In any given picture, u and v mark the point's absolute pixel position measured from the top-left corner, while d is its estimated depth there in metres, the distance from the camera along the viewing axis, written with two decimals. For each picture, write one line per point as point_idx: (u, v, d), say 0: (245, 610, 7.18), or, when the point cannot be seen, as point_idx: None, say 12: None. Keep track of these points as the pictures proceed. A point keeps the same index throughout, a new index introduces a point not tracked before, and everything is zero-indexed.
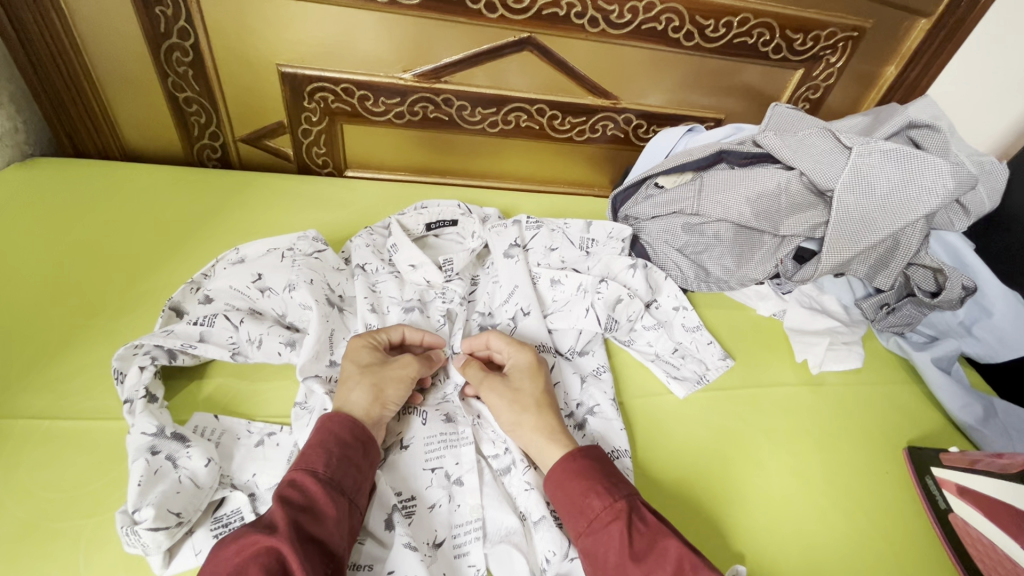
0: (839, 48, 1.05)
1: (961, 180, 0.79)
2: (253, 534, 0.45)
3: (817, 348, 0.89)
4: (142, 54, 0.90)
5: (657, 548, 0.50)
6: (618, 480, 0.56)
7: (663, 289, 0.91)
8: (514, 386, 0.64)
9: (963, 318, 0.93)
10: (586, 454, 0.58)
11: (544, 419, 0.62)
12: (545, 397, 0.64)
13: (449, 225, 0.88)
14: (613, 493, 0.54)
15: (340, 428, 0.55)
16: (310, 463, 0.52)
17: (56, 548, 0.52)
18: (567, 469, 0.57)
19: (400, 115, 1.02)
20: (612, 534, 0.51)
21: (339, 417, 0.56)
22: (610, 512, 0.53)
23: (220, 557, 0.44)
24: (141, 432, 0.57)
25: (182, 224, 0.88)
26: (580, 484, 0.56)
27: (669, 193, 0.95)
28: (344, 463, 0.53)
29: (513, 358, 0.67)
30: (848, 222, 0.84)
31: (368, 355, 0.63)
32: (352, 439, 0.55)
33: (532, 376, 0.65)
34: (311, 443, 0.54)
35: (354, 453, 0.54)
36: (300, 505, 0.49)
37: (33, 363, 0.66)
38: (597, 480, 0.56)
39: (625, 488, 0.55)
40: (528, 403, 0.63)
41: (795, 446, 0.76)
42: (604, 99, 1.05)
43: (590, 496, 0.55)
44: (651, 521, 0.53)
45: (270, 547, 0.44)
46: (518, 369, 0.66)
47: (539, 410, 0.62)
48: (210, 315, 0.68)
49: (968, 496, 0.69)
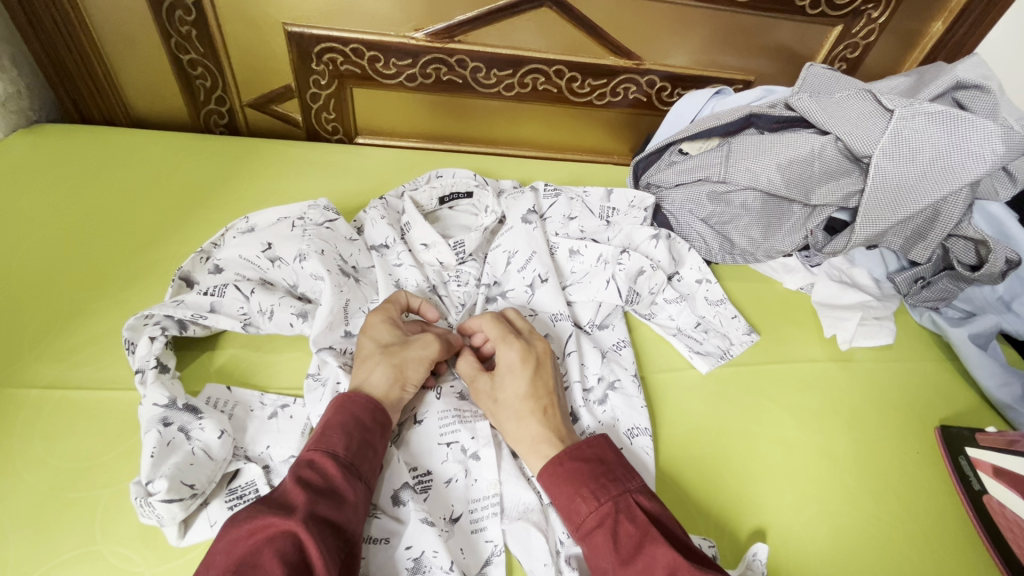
0: (883, 1, 0.97)
1: (1012, 146, 0.75)
2: (267, 516, 0.44)
3: (847, 323, 0.84)
4: (144, 12, 0.86)
5: (644, 554, 0.47)
6: (609, 479, 0.53)
7: (686, 261, 0.86)
8: (497, 394, 0.60)
9: (1003, 292, 0.89)
10: (572, 456, 0.55)
11: (524, 431, 0.58)
12: (526, 402, 0.59)
13: (463, 196, 0.85)
14: (599, 496, 0.51)
15: (361, 409, 0.54)
16: (329, 444, 0.51)
17: (70, 519, 0.52)
18: (554, 472, 0.54)
19: (412, 77, 0.97)
20: (599, 541, 0.49)
21: (360, 397, 0.54)
22: (596, 517, 0.50)
23: (231, 537, 0.43)
24: (152, 403, 0.56)
25: (190, 192, 0.86)
26: (567, 488, 0.53)
27: (694, 159, 0.90)
28: (364, 445, 0.52)
29: (501, 351, 0.62)
30: (883, 191, 0.81)
31: (390, 333, 0.62)
32: (371, 422, 0.54)
33: (515, 378, 0.60)
34: (330, 422, 0.53)
35: (373, 436, 0.53)
36: (319, 487, 0.47)
37: (44, 333, 0.65)
38: (584, 483, 0.52)
39: (614, 487, 0.52)
40: (508, 413, 0.59)
41: (821, 424, 0.74)
42: (626, 59, 1.00)
43: (577, 500, 0.52)
44: (641, 522, 0.50)
45: (286, 530, 0.43)
46: (506, 368, 0.61)
47: (519, 420, 0.58)
48: (220, 285, 0.67)
49: (1004, 477, 0.67)
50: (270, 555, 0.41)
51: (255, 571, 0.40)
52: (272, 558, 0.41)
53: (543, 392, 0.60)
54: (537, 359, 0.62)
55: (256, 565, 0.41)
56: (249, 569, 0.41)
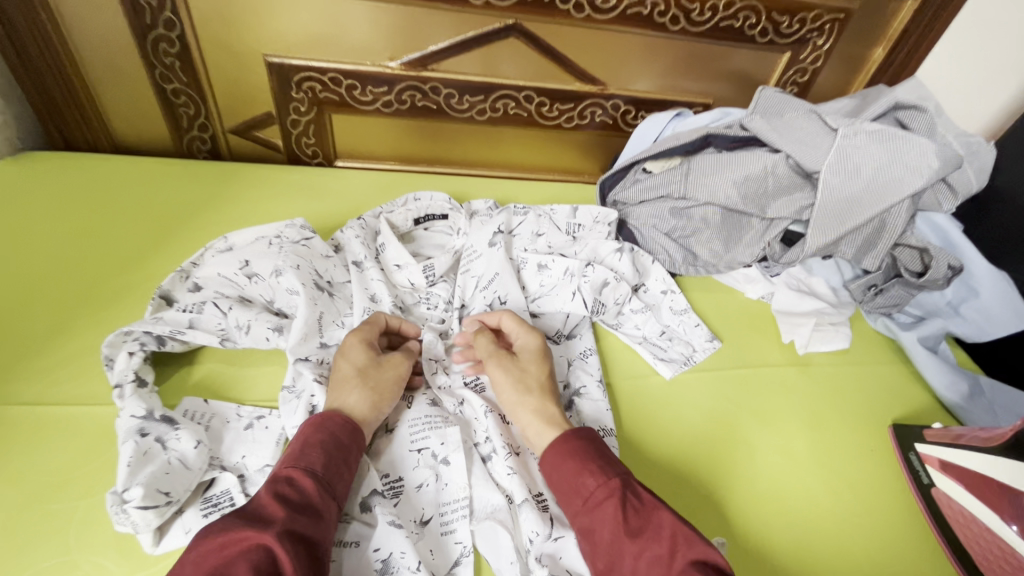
0: (827, 30, 1.03)
1: (944, 160, 0.85)
2: (243, 529, 0.46)
3: (803, 329, 0.89)
4: (129, 45, 0.90)
5: (650, 523, 0.51)
6: (611, 459, 0.57)
7: (651, 273, 0.91)
8: (521, 369, 0.66)
9: (951, 298, 0.95)
10: (578, 435, 0.59)
11: (546, 404, 0.63)
12: (548, 380, 0.65)
13: (438, 218, 0.89)
14: (605, 471, 0.55)
15: (340, 428, 0.56)
16: (308, 462, 0.53)
17: (45, 530, 0.53)
18: (564, 445, 0.58)
19: (388, 103, 1.02)
20: (607, 512, 0.52)
21: (340, 418, 0.57)
22: (604, 491, 0.53)
23: (204, 548, 0.45)
24: (130, 415, 0.58)
25: (171, 215, 0.89)
26: (575, 464, 0.56)
27: (655, 178, 0.96)
28: (340, 464, 0.55)
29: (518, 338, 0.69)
30: (834, 203, 0.87)
31: (364, 355, 0.64)
32: (348, 440, 0.56)
33: (539, 358, 0.67)
34: (309, 440, 0.55)
35: (349, 454, 0.56)
36: (295, 503, 0.49)
37: (24, 351, 0.67)
38: (590, 460, 0.56)
39: (618, 466, 0.56)
40: (532, 386, 0.64)
41: (781, 425, 0.77)
42: (591, 84, 1.05)
43: (583, 475, 0.55)
44: (646, 496, 0.53)
45: (260, 542, 0.45)
46: (526, 350, 0.67)
47: (543, 394, 0.63)
48: (199, 302, 0.70)
49: (951, 471, 0.70)
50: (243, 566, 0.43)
51: None
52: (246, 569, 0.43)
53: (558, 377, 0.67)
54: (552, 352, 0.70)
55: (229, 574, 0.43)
56: None
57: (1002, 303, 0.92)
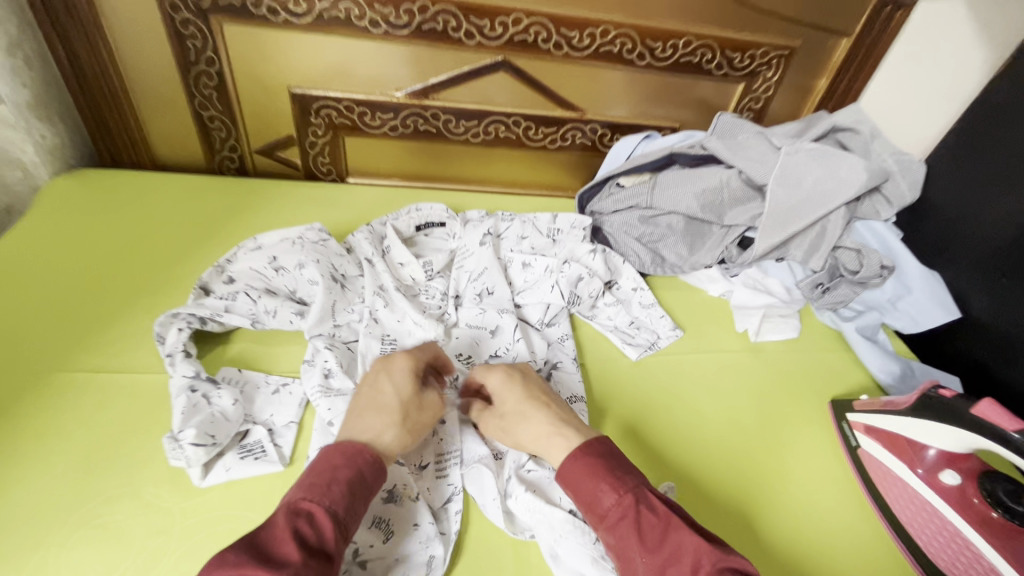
0: (774, 64, 1.19)
1: (871, 173, 0.99)
2: (261, 567, 0.46)
3: (754, 318, 1.02)
4: (174, 79, 1.06)
5: (669, 540, 0.54)
6: (626, 473, 0.60)
7: (623, 272, 1.03)
8: (501, 411, 0.69)
9: (890, 294, 1.07)
10: (588, 452, 0.61)
11: (539, 426, 0.66)
12: (528, 399, 0.68)
13: (436, 225, 1.02)
14: (620, 489, 0.58)
15: (368, 470, 0.57)
16: (330, 500, 0.53)
17: (112, 467, 0.65)
18: (573, 469, 0.60)
19: (393, 128, 1.17)
20: (626, 530, 0.56)
21: (371, 457, 0.58)
22: (620, 509, 0.57)
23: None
24: (182, 374, 0.70)
25: (206, 222, 1.03)
26: (591, 481, 0.59)
27: (628, 190, 1.10)
28: (356, 506, 0.55)
29: (500, 394, 0.70)
30: (781, 209, 1.01)
31: (411, 390, 0.66)
32: (371, 483, 0.57)
33: (508, 389, 0.69)
34: (337, 475, 0.55)
35: (366, 497, 0.57)
36: (311, 545, 0.50)
37: (88, 329, 0.80)
38: (604, 477, 0.59)
39: (632, 481, 0.59)
40: (517, 418, 0.67)
41: (732, 400, 0.89)
42: (572, 111, 1.20)
43: (601, 494, 0.58)
44: (661, 511, 0.56)
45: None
46: (496, 391, 0.70)
47: (527, 417, 0.67)
48: (233, 292, 0.82)
49: (874, 434, 0.80)
50: None
51: None
52: None
53: (539, 394, 0.69)
54: (521, 374, 0.71)
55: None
56: None
57: (930, 299, 1.05)
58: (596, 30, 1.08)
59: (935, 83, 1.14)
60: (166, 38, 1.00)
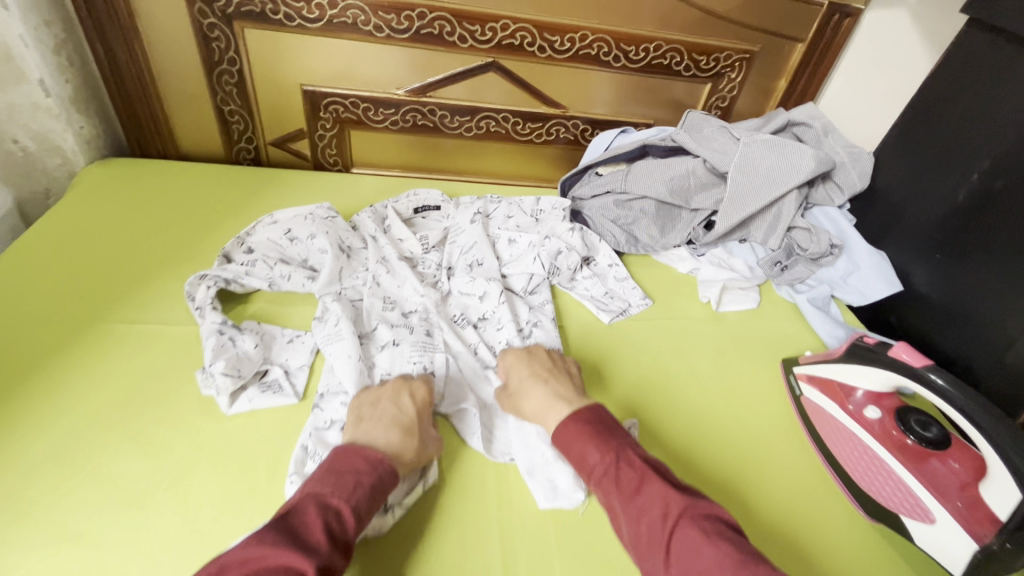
0: (737, 66, 1.32)
1: (820, 161, 1.11)
2: (290, 545, 0.51)
3: (714, 289, 1.13)
4: (200, 78, 1.19)
5: (644, 491, 0.61)
6: (610, 435, 0.67)
7: (599, 250, 1.15)
8: (513, 390, 0.80)
9: (843, 271, 1.17)
10: (577, 419, 0.69)
11: (544, 395, 0.75)
12: (535, 373, 0.79)
13: (433, 208, 1.14)
14: (604, 448, 0.66)
15: (387, 477, 0.63)
16: (350, 496, 0.59)
17: (151, 397, 0.76)
18: (566, 433, 0.69)
19: (395, 122, 1.30)
20: (608, 481, 0.63)
21: (389, 466, 0.63)
22: (604, 465, 0.64)
23: (249, 549, 0.50)
24: (211, 322, 0.83)
25: (226, 203, 1.15)
26: (580, 441, 0.67)
27: (605, 178, 1.22)
28: (373, 507, 0.60)
29: (512, 372, 0.81)
30: (740, 192, 1.13)
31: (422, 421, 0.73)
32: (386, 485, 0.62)
33: (520, 367, 0.81)
34: (356, 476, 0.61)
35: (381, 497, 0.62)
36: (335, 534, 0.55)
37: (126, 290, 0.91)
38: (590, 438, 0.67)
39: (616, 442, 0.66)
40: (526, 389, 0.78)
41: (693, 357, 1.00)
42: (556, 108, 1.33)
43: (588, 452, 0.66)
44: (639, 466, 0.63)
45: (301, 566, 0.50)
46: (512, 369, 0.82)
47: (533, 389, 0.77)
48: (253, 259, 0.95)
49: (815, 382, 0.90)
50: None
51: None
52: None
53: (546, 370, 0.80)
54: (535, 356, 0.83)
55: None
56: None
57: (877, 274, 1.15)
58: (575, 35, 1.21)
59: (895, 86, 1.24)
60: (193, 40, 1.13)
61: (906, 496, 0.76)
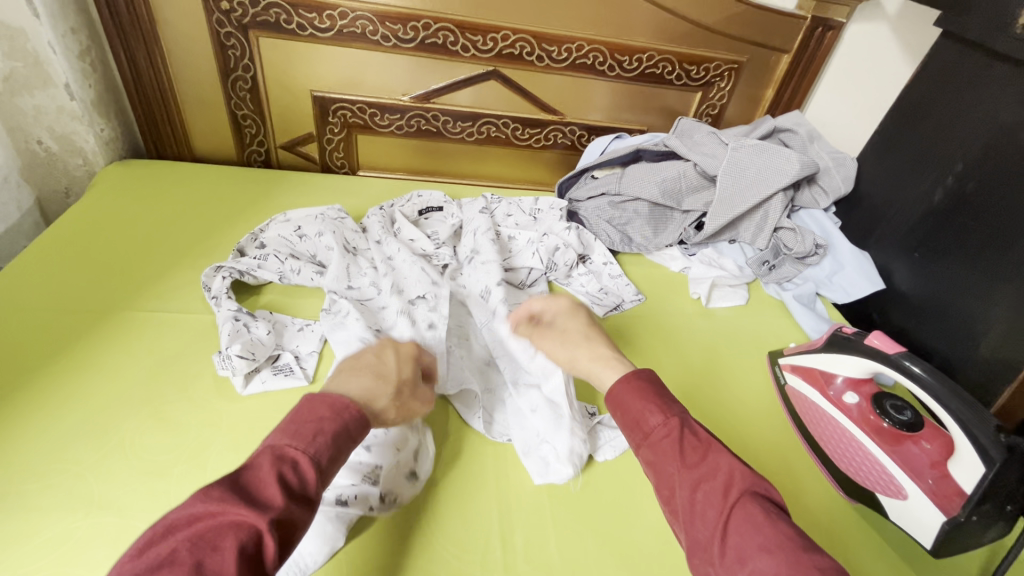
0: (726, 76, 1.39)
1: (803, 164, 1.18)
2: (241, 506, 0.47)
3: (704, 285, 1.18)
4: (215, 84, 1.25)
5: (706, 460, 0.59)
6: (672, 402, 0.65)
7: (594, 248, 1.20)
8: (564, 331, 0.80)
9: (827, 270, 1.23)
10: (641, 378, 0.67)
11: (594, 350, 0.76)
12: (588, 327, 0.80)
13: (435, 209, 1.20)
14: (667, 412, 0.63)
15: (351, 427, 0.58)
16: (313, 450, 0.54)
17: (170, 379, 0.81)
18: (624, 391, 0.66)
19: (400, 127, 1.36)
20: (666, 445, 0.61)
21: (358, 415, 0.59)
22: (665, 428, 0.62)
23: (198, 509, 0.46)
24: (226, 309, 0.87)
25: (238, 202, 1.20)
26: (640, 401, 0.65)
27: (600, 181, 1.28)
28: (338, 459, 0.56)
29: (559, 318, 0.82)
30: (729, 194, 1.19)
31: (409, 373, 0.70)
32: (352, 436, 0.58)
33: (572, 316, 0.82)
34: (321, 427, 0.55)
35: (348, 449, 0.57)
36: (293, 490, 0.51)
37: (145, 281, 0.96)
38: (653, 399, 0.65)
39: (679, 410, 0.64)
40: (576, 338, 0.78)
41: (684, 348, 1.04)
42: (554, 115, 1.39)
43: (649, 412, 0.64)
44: (702, 437, 0.61)
45: (254, 524, 0.47)
46: (558, 313, 0.83)
47: (587, 343, 0.77)
48: (264, 254, 0.99)
49: (798, 372, 0.95)
50: (231, 543, 0.45)
51: (216, 553, 0.44)
52: (233, 547, 0.45)
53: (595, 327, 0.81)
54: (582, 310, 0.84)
55: (216, 547, 0.44)
56: (211, 550, 0.44)
57: (859, 273, 1.21)
58: (572, 46, 1.28)
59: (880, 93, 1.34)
60: (210, 47, 1.19)
61: (879, 473, 0.80)
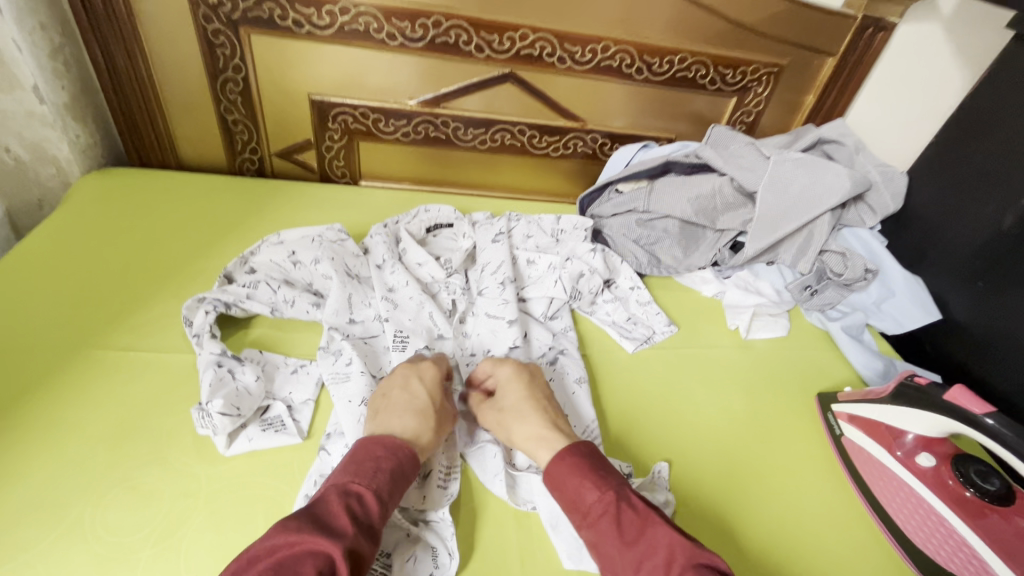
0: (764, 80, 1.27)
1: (855, 181, 1.06)
2: (315, 535, 0.49)
3: (744, 316, 1.07)
4: (203, 86, 1.13)
5: (646, 536, 0.55)
6: (609, 473, 0.62)
7: (620, 272, 1.09)
8: (501, 404, 0.73)
9: (876, 297, 1.12)
10: (572, 454, 0.63)
11: (530, 427, 0.69)
12: (528, 397, 0.72)
13: (445, 226, 1.08)
14: (602, 487, 0.60)
15: (405, 460, 0.60)
16: (371, 482, 0.56)
17: (142, 435, 0.70)
18: (558, 470, 0.62)
19: (406, 134, 1.24)
20: (606, 524, 0.57)
21: (408, 450, 0.61)
22: (602, 505, 0.58)
23: (276, 540, 0.49)
24: (209, 352, 0.76)
25: (227, 217, 1.09)
26: (575, 479, 0.61)
27: (626, 196, 1.16)
28: (396, 493, 0.58)
29: (507, 388, 0.74)
30: (770, 213, 1.07)
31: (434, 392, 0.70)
32: (407, 469, 0.60)
33: (514, 384, 0.74)
34: (378, 460, 0.59)
35: (405, 481, 0.60)
36: (359, 519, 0.53)
37: (119, 312, 0.85)
38: (587, 474, 0.61)
39: (615, 481, 0.61)
40: (513, 414, 0.71)
41: (722, 389, 0.94)
42: (574, 121, 1.27)
43: (586, 489, 0.60)
44: (641, 509, 0.58)
45: (329, 552, 0.49)
46: (502, 382, 0.75)
47: (522, 417, 0.70)
48: (254, 281, 0.88)
49: (857, 422, 0.85)
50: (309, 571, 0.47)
51: None
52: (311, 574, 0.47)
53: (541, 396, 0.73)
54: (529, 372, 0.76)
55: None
56: None
57: (911, 301, 1.10)
58: (597, 46, 1.16)
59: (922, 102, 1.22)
60: (197, 46, 1.07)
61: (966, 553, 0.72)
